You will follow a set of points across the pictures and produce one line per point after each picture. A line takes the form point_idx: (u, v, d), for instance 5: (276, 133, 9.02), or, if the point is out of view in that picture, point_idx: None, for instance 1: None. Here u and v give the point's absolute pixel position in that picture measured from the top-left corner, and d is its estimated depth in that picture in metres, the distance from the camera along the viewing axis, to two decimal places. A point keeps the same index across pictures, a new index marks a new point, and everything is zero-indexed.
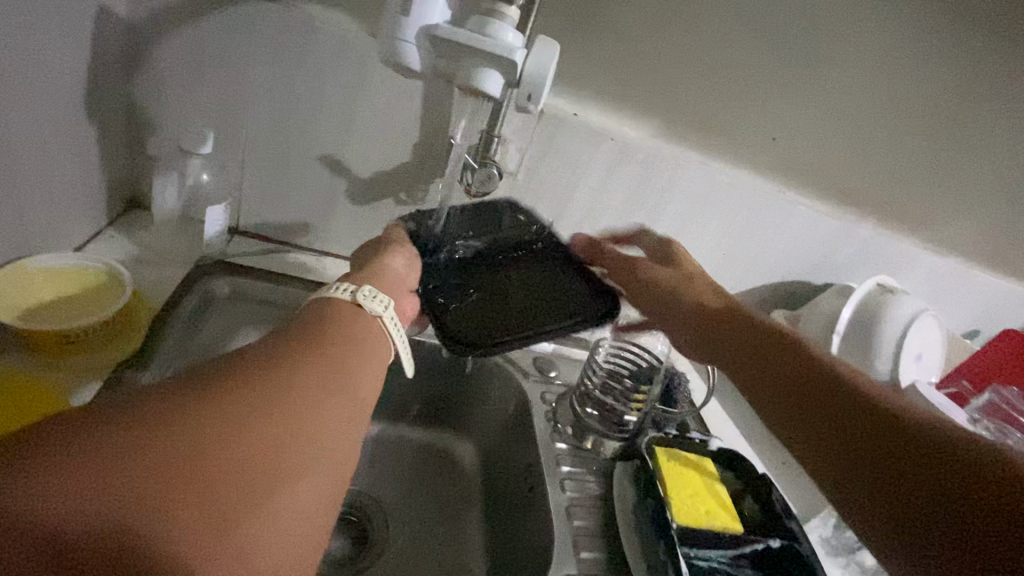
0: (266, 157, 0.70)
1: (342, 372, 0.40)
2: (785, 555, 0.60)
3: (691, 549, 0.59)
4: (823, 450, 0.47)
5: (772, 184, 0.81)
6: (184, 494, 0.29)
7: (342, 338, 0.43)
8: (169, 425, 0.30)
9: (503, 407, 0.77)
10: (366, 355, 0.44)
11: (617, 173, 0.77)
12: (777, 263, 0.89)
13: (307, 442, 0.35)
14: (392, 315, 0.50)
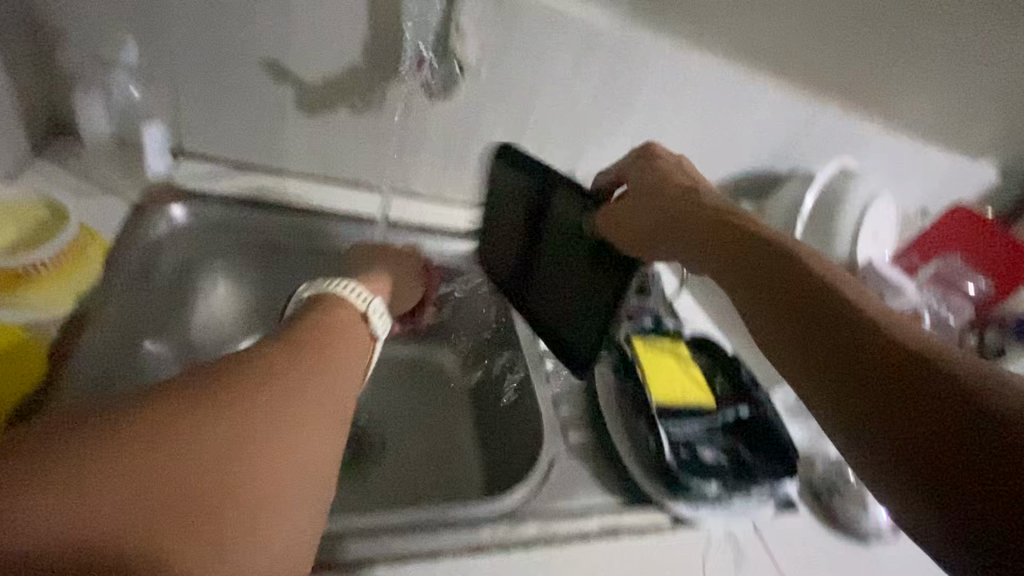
0: (201, 67, 0.63)
1: (323, 378, 0.43)
2: (752, 419, 0.65)
3: (669, 423, 0.63)
4: (823, 376, 0.36)
5: (738, 70, 0.80)
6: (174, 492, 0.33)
7: (319, 336, 0.47)
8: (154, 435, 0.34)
9: (485, 313, 0.79)
10: (345, 351, 0.47)
11: (584, 66, 0.74)
12: (744, 153, 0.89)
13: (289, 445, 0.38)
14: (375, 308, 0.54)
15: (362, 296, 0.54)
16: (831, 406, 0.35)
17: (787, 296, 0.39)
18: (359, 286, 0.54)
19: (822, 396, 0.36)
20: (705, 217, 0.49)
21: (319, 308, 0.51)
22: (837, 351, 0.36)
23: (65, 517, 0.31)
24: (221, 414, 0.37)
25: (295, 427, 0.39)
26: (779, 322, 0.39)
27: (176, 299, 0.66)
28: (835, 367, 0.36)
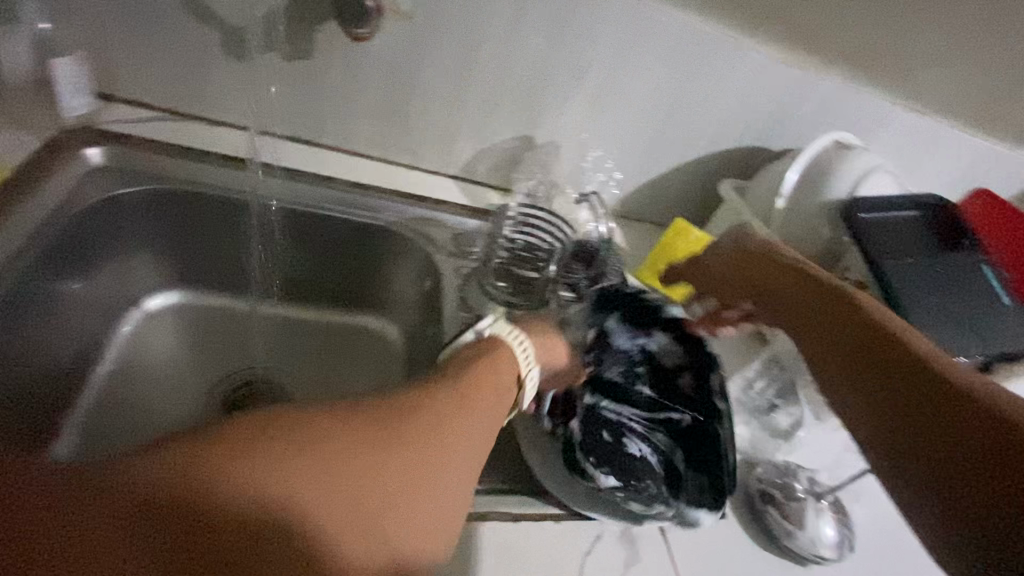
0: (112, 8, 0.61)
1: (435, 433, 0.40)
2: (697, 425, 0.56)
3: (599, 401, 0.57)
4: (912, 438, 0.40)
5: (717, 24, 0.71)
6: (267, 500, 0.32)
7: (471, 385, 0.45)
8: (233, 464, 0.33)
9: (412, 280, 0.76)
10: (487, 402, 0.45)
11: (533, 17, 0.67)
12: (730, 122, 0.81)
13: (373, 508, 0.35)
14: (534, 375, 0.51)
15: (527, 358, 0.51)
16: (882, 437, 0.41)
17: (891, 367, 0.42)
18: (530, 349, 0.51)
19: (868, 435, 0.42)
20: (797, 290, 0.51)
21: (488, 351, 0.49)
22: (908, 416, 0.40)
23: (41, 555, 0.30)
24: (292, 441, 0.35)
25: (385, 475, 0.36)
26: (868, 424, 0.42)
27: (76, 253, 0.63)
28: (894, 433, 0.40)
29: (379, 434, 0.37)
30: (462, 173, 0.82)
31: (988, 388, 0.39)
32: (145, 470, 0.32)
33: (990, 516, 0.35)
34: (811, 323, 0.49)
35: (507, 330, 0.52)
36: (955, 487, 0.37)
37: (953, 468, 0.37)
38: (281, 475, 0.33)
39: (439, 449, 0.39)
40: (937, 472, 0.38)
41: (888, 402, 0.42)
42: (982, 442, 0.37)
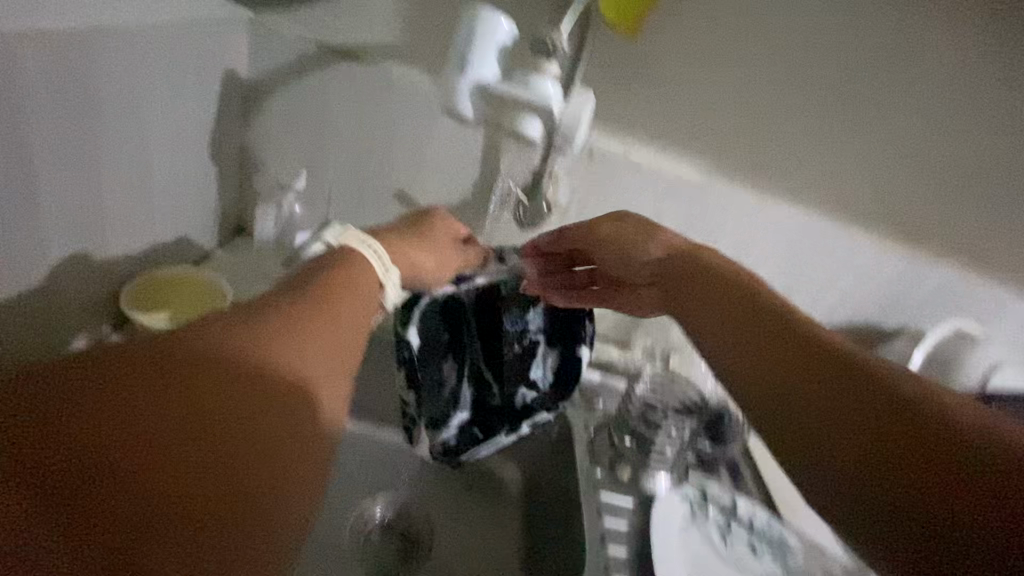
0: (348, 195, 0.79)
1: (346, 338, 0.46)
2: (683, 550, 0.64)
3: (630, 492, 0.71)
4: (864, 461, 0.41)
5: (828, 222, 0.83)
6: (192, 423, 0.35)
7: (338, 285, 0.48)
8: (181, 366, 0.37)
9: (543, 432, 0.81)
10: (351, 308, 0.48)
11: (667, 212, 0.82)
12: (841, 298, 0.90)
13: (248, 442, 0.37)
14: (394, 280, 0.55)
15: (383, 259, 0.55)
16: (828, 453, 0.42)
17: (814, 360, 0.46)
18: (382, 250, 0.55)
19: (857, 454, 0.41)
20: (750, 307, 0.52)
21: (342, 259, 0.52)
22: (858, 420, 0.42)
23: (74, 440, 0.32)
24: (204, 378, 0.37)
25: (288, 370, 0.40)
26: (847, 431, 0.42)
27: None
28: (858, 431, 0.41)
29: (297, 342, 0.42)
30: (586, 328, 0.94)
31: (992, 423, 0.40)
32: (133, 351, 0.37)
33: (934, 536, 0.37)
34: (793, 357, 0.47)
35: (357, 240, 0.55)
36: (903, 471, 0.39)
37: (924, 511, 0.38)
38: (228, 380, 0.38)
39: (318, 367, 0.43)
40: (926, 501, 0.38)
41: (792, 425, 0.45)
42: (936, 458, 0.39)
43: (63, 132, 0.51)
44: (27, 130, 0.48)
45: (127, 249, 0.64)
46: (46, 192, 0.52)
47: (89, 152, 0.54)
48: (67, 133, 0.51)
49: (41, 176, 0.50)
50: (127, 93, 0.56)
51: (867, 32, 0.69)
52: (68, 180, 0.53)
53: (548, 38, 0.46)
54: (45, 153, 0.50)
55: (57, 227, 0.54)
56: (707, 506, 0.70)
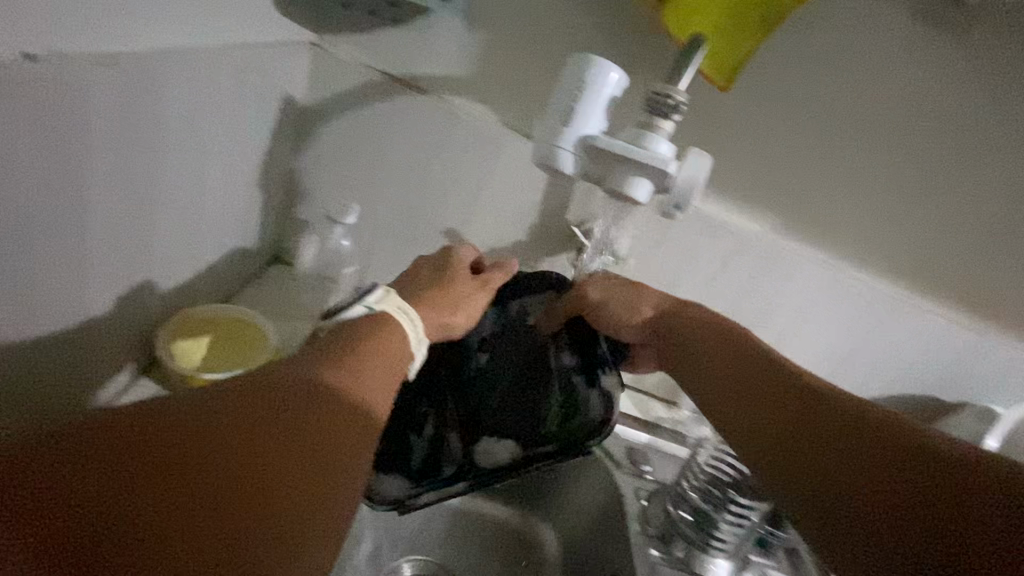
0: (396, 230, 0.74)
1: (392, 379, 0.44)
2: None
3: (674, 560, 0.65)
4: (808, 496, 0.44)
5: (904, 292, 0.75)
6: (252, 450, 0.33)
7: (390, 342, 0.45)
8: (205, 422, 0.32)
9: (589, 497, 0.75)
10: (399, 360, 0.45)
11: (730, 269, 0.75)
12: (909, 375, 0.80)
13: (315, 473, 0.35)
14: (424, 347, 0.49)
15: (417, 331, 0.49)
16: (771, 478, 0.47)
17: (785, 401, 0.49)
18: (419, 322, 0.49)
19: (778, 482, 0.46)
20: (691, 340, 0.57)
21: (378, 323, 0.46)
22: (791, 452, 0.46)
23: (99, 481, 0.28)
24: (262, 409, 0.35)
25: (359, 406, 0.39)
26: (758, 445, 0.49)
27: None
28: (783, 461, 0.46)
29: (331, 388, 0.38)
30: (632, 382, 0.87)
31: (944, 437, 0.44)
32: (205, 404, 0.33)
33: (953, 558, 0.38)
34: (739, 376, 0.53)
35: (395, 307, 0.48)
36: (827, 503, 0.43)
37: (850, 528, 0.42)
38: (254, 440, 0.33)
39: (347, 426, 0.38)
40: (863, 526, 0.41)
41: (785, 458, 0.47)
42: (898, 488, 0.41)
43: (126, 161, 0.47)
44: (88, 164, 0.43)
45: (167, 282, 0.59)
46: (99, 228, 0.46)
47: (143, 182, 0.49)
48: (129, 163, 0.47)
49: (94, 211, 0.45)
50: (186, 121, 0.52)
51: (970, 95, 0.64)
52: (120, 213, 0.48)
53: (666, 94, 0.42)
54: (102, 187, 0.45)
55: (105, 264, 0.49)
56: None
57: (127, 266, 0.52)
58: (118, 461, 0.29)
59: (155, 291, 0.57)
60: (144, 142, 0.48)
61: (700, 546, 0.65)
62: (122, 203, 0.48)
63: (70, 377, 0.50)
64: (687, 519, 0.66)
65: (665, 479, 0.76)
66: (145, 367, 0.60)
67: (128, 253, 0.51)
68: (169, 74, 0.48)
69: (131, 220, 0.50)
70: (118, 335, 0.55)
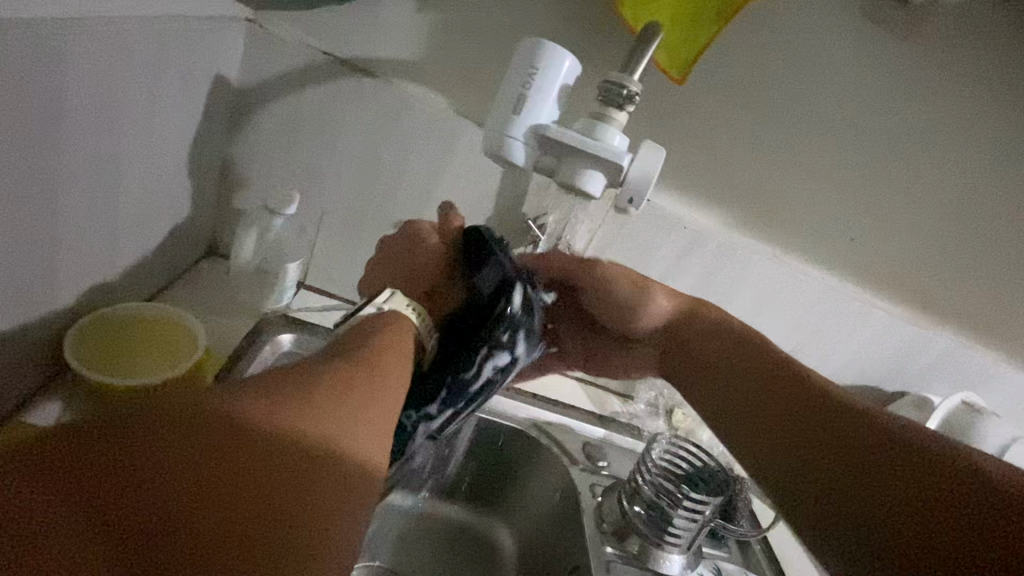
0: (343, 221, 0.70)
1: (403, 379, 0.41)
2: None
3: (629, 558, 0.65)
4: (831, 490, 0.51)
5: (849, 286, 0.77)
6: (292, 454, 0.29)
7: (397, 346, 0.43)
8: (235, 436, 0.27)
9: (545, 494, 0.74)
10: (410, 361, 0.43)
11: (685, 263, 0.75)
12: (853, 366, 0.83)
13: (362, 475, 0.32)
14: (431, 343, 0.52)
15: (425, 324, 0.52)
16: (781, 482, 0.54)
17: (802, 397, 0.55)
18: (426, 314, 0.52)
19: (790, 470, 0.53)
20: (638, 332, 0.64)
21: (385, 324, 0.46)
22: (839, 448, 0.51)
23: (134, 497, 0.23)
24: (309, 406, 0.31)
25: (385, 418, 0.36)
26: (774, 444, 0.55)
27: None
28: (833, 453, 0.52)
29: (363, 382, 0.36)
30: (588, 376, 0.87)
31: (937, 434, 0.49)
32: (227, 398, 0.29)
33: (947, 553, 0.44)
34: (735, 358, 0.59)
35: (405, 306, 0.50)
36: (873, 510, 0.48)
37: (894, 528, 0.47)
38: (281, 441, 0.29)
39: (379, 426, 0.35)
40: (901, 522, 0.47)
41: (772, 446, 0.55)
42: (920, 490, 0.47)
43: (25, 143, 0.41)
44: None
45: (80, 278, 0.53)
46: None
47: (47, 165, 0.44)
48: (28, 147, 0.41)
49: None
50: (98, 97, 0.46)
51: (913, 95, 0.66)
52: (19, 201, 0.42)
53: (621, 84, 0.40)
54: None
55: (2, 257, 0.43)
56: None
57: (31, 262, 0.46)
58: (158, 467, 0.24)
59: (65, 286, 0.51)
60: (46, 121, 0.42)
61: (653, 540, 0.65)
62: (21, 189, 0.42)
63: None
64: (641, 514, 0.66)
65: (620, 474, 0.76)
66: (49, 378, 0.54)
67: (28, 249, 0.45)
68: (76, 45, 0.42)
69: (31, 213, 0.44)
70: (22, 337, 0.49)
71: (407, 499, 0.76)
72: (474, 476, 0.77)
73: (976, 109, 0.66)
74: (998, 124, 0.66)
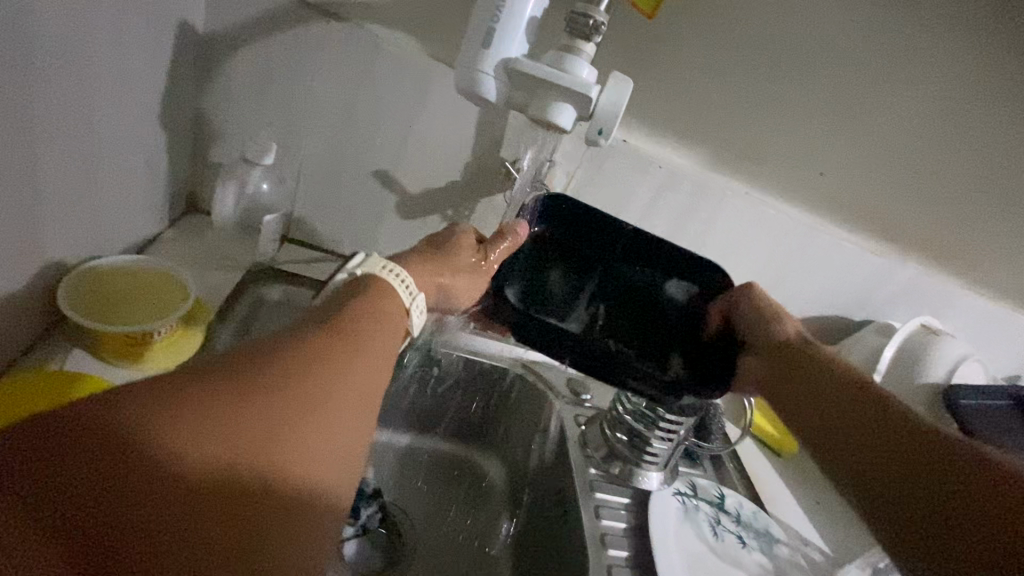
0: (323, 172, 0.70)
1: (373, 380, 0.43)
2: (675, 524, 0.66)
3: (609, 477, 0.70)
4: (830, 447, 0.50)
5: (817, 219, 0.81)
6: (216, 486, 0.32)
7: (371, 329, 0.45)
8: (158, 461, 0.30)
9: (534, 427, 0.79)
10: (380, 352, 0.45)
11: (662, 202, 0.78)
12: (822, 297, 0.87)
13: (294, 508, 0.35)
14: (419, 304, 0.52)
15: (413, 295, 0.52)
16: (822, 442, 0.51)
17: (820, 376, 0.54)
18: (408, 278, 0.52)
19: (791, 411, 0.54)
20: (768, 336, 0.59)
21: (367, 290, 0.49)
22: (825, 408, 0.52)
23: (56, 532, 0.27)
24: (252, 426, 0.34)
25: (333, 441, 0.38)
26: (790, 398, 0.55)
27: None
28: (811, 409, 0.53)
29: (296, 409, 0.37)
30: None
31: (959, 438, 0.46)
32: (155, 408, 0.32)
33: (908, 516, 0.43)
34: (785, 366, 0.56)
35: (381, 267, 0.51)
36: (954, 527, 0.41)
37: (858, 469, 0.47)
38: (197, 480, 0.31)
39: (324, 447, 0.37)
40: (862, 465, 0.47)
41: (815, 407, 0.52)
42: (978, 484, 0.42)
43: (3, 92, 0.41)
44: None
45: (65, 234, 0.54)
46: None
47: (25, 120, 0.44)
48: (3, 100, 0.41)
49: None
50: (65, 48, 0.46)
51: (881, 24, 0.66)
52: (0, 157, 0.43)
53: (586, 15, 0.41)
54: None
55: None
56: (695, 500, 0.70)
57: (17, 221, 0.47)
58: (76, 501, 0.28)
59: (47, 244, 0.51)
60: (22, 76, 0.42)
61: (635, 459, 0.70)
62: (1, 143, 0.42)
63: None
64: (622, 437, 0.71)
65: (603, 405, 0.81)
66: (26, 347, 0.54)
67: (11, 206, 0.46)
68: None
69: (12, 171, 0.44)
70: (14, 296, 0.50)
71: (404, 437, 0.81)
72: (466, 413, 0.81)
73: (940, 39, 0.67)
74: (963, 51, 0.67)
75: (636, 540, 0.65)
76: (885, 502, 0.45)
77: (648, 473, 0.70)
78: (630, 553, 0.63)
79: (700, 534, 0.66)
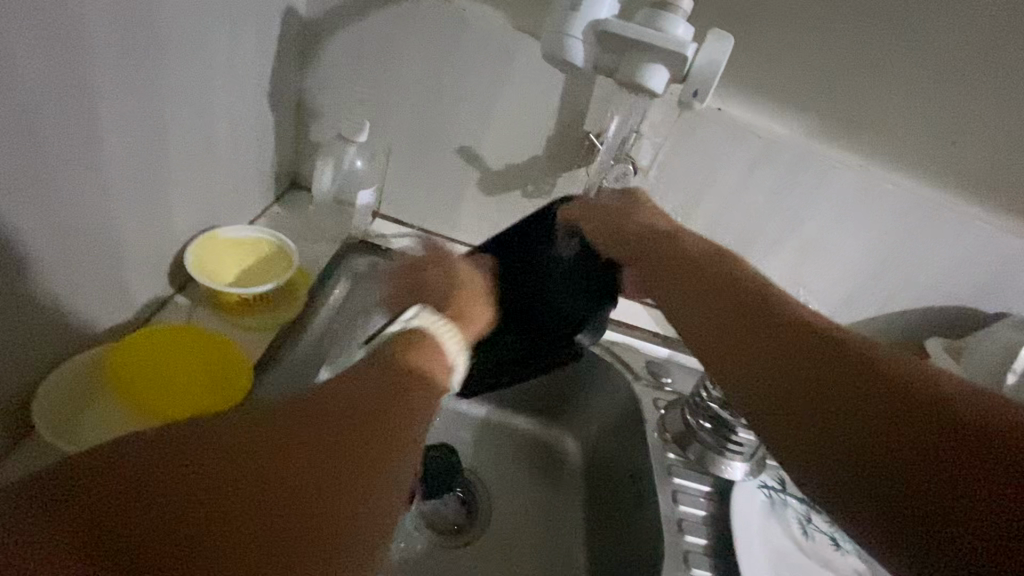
0: (411, 148, 0.73)
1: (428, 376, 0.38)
2: (760, 517, 0.62)
3: (691, 464, 0.67)
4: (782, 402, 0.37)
5: (945, 194, 0.71)
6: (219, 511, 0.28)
7: (431, 352, 0.41)
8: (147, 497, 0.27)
9: (613, 407, 0.78)
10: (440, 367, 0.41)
11: (758, 176, 0.72)
12: (946, 284, 0.77)
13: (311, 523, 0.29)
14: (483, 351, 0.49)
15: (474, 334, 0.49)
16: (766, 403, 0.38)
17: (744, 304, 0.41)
18: (476, 322, 0.49)
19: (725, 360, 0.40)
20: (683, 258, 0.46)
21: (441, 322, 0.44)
22: (779, 357, 0.38)
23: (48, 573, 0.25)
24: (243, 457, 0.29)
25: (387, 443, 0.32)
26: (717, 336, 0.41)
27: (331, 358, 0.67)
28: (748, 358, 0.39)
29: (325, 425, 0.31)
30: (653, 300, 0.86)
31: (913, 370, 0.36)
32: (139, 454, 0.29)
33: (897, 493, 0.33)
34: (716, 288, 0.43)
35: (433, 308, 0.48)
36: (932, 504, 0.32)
37: (842, 434, 0.35)
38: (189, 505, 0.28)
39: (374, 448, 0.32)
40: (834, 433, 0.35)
41: (749, 361, 0.39)
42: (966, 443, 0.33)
43: (133, 70, 0.46)
44: (92, 72, 0.42)
45: (190, 205, 0.60)
46: (114, 146, 0.47)
47: (153, 98, 0.49)
48: (135, 79, 0.46)
49: (105, 126, 0.45)
50: (186, 32, 0.50)
51: None
52: (132, 131, 0.48)
53: None
54: (113, 100, 0.45)
55: (123, 183, 0.49)
56: (785, 496, 0.65)
57: (148, 191, 0.53)
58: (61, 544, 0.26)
59: (175, 213, 0.58)
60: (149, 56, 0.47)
61: (719, 448, 0.67)
62: (133, 118, 0.48)
63: (110, 302, 0.54)
64: (705, 425, 0.68)
65: (685, 390, 0.78)
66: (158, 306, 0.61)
67: (143, 177, 0.52)
68: None
69: (144, 145, 0.50)
70: (147, 260, 0.57)
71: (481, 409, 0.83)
72: (542, 390, 0.82)
73: None
74: None
75: (718, 531, 0.62)
76: (853, 476, 0.34)
77: (732, 463, 0.67)
78: (709, 542, 0.61)
79: (788, 532, 0.62)
